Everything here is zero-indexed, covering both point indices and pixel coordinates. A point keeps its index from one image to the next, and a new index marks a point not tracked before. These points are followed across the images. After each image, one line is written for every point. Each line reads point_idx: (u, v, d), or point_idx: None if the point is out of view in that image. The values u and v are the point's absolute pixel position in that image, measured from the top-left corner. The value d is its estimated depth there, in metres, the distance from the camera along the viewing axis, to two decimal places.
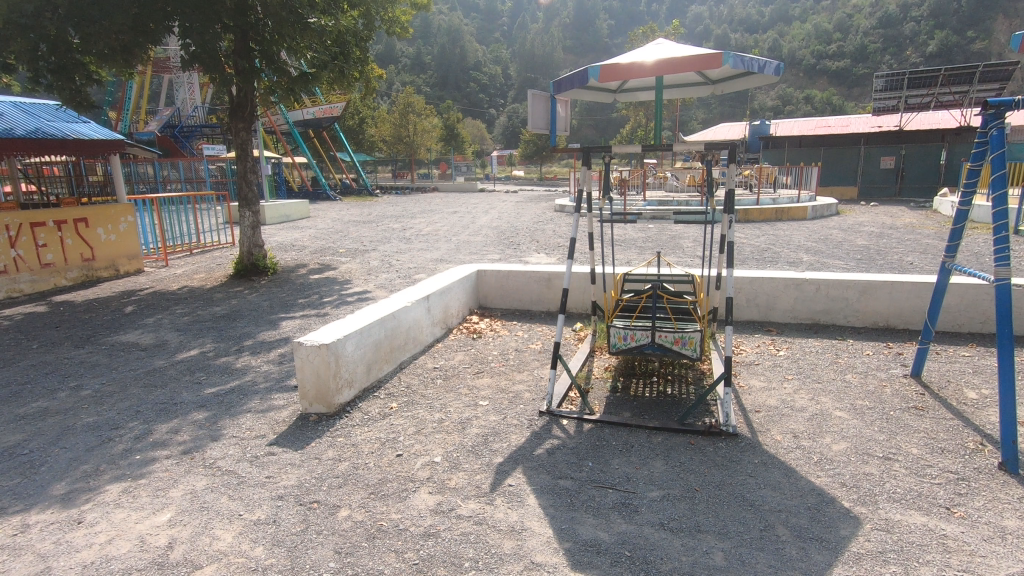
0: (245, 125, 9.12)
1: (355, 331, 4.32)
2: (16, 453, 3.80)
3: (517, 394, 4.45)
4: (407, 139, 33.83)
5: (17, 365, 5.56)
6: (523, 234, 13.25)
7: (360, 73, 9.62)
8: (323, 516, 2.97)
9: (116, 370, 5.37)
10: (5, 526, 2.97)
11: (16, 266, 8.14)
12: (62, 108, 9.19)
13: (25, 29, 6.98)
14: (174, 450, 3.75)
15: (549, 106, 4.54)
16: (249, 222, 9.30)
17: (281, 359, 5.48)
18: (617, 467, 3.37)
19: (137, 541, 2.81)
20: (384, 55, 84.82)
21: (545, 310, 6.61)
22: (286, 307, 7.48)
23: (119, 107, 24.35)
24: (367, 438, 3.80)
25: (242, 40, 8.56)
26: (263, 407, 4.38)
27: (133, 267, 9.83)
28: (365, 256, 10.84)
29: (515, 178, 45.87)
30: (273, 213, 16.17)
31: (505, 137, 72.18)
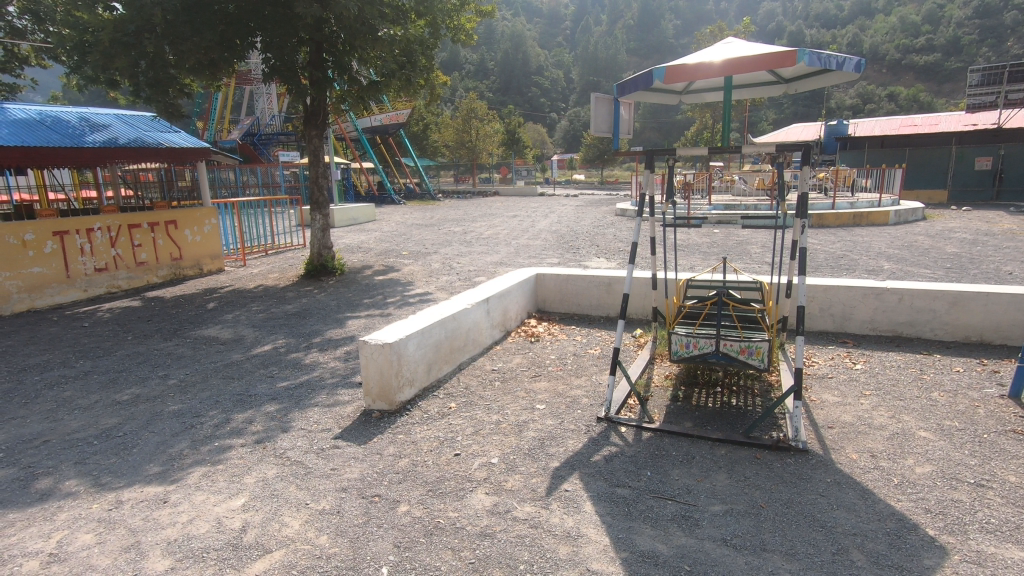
0: (318, 133, 9.52)
1: (417, 332, 4.44)
2: (113, 435, 4.15)
3: (575, 398, 4.43)
4: (470, 144, 34.44)
5: (115, 354, 6.09)
6: (584, 238, 13.18)
7: (425, 80, 9.91)
8: (383, 510, 3.06)
9: (199, 362, 5.77)
10: (102, 501, 3.26)
11: (115, 264, 8.93)
12: (157, 119, 9.96)
13: (127, 47, 7.64)
14: (249, 439, 3.99)
15: (613, 109, 4.49)
16: (320, 224, 9.76)
17: (347, 357, 5.72)
18: (677, 478, 3.28)
19: (215, 522, 3.00)
20: (449, 62, 86.82)
21: (605, 316, 6.53)
22: (352, 307, 7.78)
23: (207, 117, 26.18)
24: (427, 436, 3.89)
25: (317, 52, 8.97)
26: (330, 402, 4.58)
27: (215, 267, 10.52)
28: (428, 259, 11.11)
29: (575, 182, 45.64)
30: (342, 216, 16.89)
31: (567, 140, 71.96)
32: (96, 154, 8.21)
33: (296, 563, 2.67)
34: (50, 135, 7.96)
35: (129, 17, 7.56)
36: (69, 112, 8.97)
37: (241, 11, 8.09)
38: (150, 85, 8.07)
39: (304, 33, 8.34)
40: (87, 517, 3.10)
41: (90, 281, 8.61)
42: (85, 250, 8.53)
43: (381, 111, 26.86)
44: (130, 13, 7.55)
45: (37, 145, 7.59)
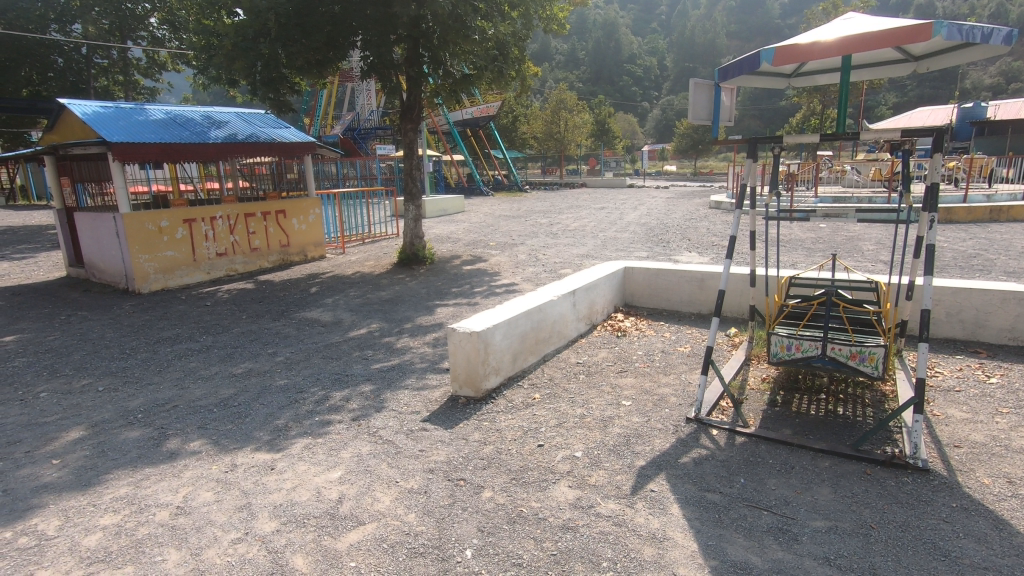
0: (413, 126, 9.86)
1: (504, 322, 4.48)
2: (229, 404, 4.58)
3: (663, 397, 4.28)
4: (558, 136, 34.19)
5: (231, 331, 6.70)
6: (674, 232, 12.70)
7: (517, 72, 9.93)
8: (468, 494, 3.14)
9: (302, 341, 6.21)
10: (220, 463, 3.60)
11: (233, 249, 9.81)
12: (270, 116, 10.79)
13: (245, 51, 8.29)
14: (345, 416, 4.24)
15: (713, 96, 4.25)
16: (412, 215, 10.15)
17: (436, 343, 5.91)
18: (774, 488, 3.08)
19: (315, 492, 3.21)
20: (539, 53, 86.72)
21: (696, 313, 6.26)
22: (441, 295, 8.02)
23: (313, 113, 27.98)
24: (511, 425, 3.93)
25: (414, 48, 9.25)
26: (419, 385, 4.76)
27: (318, 254, 11.26)
28: (514, 250, 11.22)
29: (666, 174, 44.04)
30: (433, 207, 17.46)
31: (658, 130, 69.66)
32: (221, 149, 9.05)
33: (387, 537, 2.80)
34: (182, 132, 8.87)
35: (248, 23, 8.17)
36: (197, 112, 9.91)
37: (346, 12, 8.43)
38: (264, 84, 8.69)
39: (401, 30, 8.62)
40: (208, 476, 3.44)
41: (212, 264, 9.51)
42: (209, 236, 9.44)
43: (471, 105, 27.39)
44: (250, 18, 8.15)
45: (173, 142, 8.49)
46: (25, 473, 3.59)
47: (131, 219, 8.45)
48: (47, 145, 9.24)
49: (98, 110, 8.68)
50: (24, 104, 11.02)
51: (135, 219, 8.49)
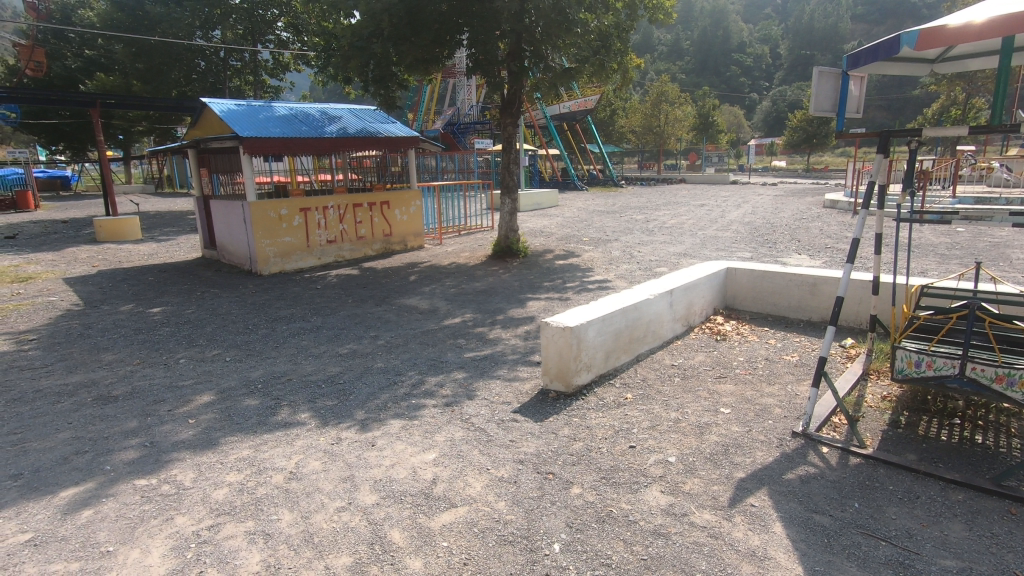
0: (512, 121, 9.98)
1: (598, 318, 4.43)
2: (336, 381, 4.92)
3: (766, 407, 4.03)
4: (658, 130, 33.06)
5: (338, 313, 7.19)
6: (782, 232, 11.88)
7: (619, 64, 9.75)
8: (557, 488, 3.15)
9: (401, 327, 6.53)
10: (327, 435, 3.88)
11: (342, 237, 10.48)
12: (380, 111, 11.38)
13: (360, 51, 8.83)
14: (439, 401, 4.40)
15: (839, 87, 3.89)
16: (508, 208, 10.30)
17: (527, 336, 5.97)
18: (893, 516, 2.80)
19: (411, 471, 3.37)
20: (641, 44, 84.29)
21: (805, 319, 5.82)
22: (533, 288, 8.08)
23: (417, 109, 29.21)
24: (601, 423, 3.89)
25: (517, 42, 9.26)
26: (511, 375, 4.85)
27: (418, 244, 11.75)
28: (608, 246, 11.04)
29: (774, 170, 41.22)
30: (528, 201, 17.60)
31: (767, 123, 65.23)
32: (334, 143, 9.69)
33: (476, 521, 2.88)
34: (302, 127, 9.60)
35: (364, 24, 8.60)
36: (315, 108, 10.68)
37: (452, 11, 8.65)
38: (375, 81, 9.24)
39: (505, 27, 8.57)
40: (317, 446, 3.72)
41: (323, 251, 10.24)
42: (321, 224, 10.16)
43: (569, 98, 27.16)
44: (364, 19, 8.56)
45: (293, 137, 9.22)
46: (167, 429, 4.08)
47: (256, 207, 9.30)
48: (191, 139, 10.38)
49: (232, 107, 9.60)
50: (172, 103, 12.39)
51: (259, 207, 9.33)
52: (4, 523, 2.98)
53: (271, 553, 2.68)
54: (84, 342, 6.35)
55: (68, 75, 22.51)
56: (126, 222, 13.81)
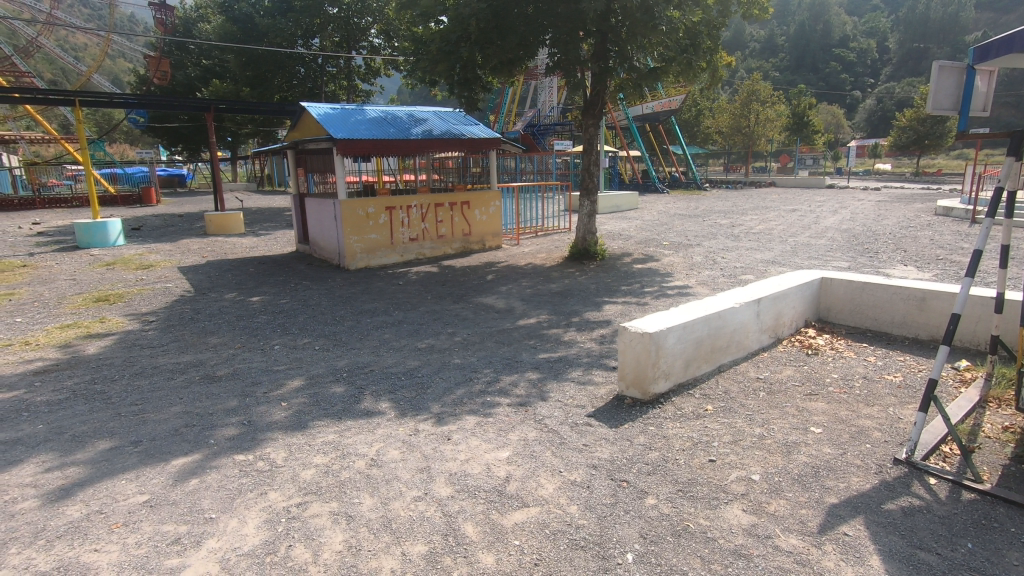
0: (594, 121, 9.86)
1: (678, 325, 4.28)
2: (415, 374, 5.10)
3: (863, 429, 3.73)
4: (747, 130, 31.48)
5: (418, 309, 7.44)
6: (885, 241, 10.95)
7: (708, 63, 9.45)
8: (631, 497, 3.08)
9: (478, 325, 6.65)
10: (405, 426, 4.02)
11: (423, 235, 10.84)
12: (464, 113, 11.64)
13: (448, 54, 9.10)
14: (513, 400, 4.44)
15: (965, 82, 3.52)
16: (587, 210, 10.23)
17: (602, 339, 5.89)
18: (1015, 562, 2.50)
19: (485, 467, 3.42)
20: (732, 41, 80.72)
21: (910, 337, 5.33)
22: (610, 292, 7.96)
23: (499, 111, 29.65)
24: (679, 434, 3.76)
25: (602, 42, 9.17)
26: (585, 379, 4.80)
27: (495, 244, 11.91)
28: (689, 251, 10.67)
29: (877, 174, 38.06)
30: (606, 203, 17.38)
31: (870, 123, 60.32)
32: (420, 145, 10.05)
33: (548, 523, 2.87)
34: (389, 129, 10.02)
35: (452, 28, 8.91)
36: (403, 111, 11.11)
37: (538, 12, 8.61)
38: (460, 83, 9.51)
39: (590, 27, 8.57)
40: (396, 436, 3.87)
41: (406, 248, 10.63)
42: (405, 222, 10.56)
43: (653, 99, 26.46)
44: (453, 23, 8.87)
45: (381, 138, 9.64)
46: (263, 410, 4.40)
47: (347, 205, 9.83)
48: (291, 141, 11.15)
49: (327, 111, 10.21)
50: (275, 107, 13.36)
51: (349, 205, 9.85)
52: (126, 484, 3.34)
53: (353, 534, 2.82)
54: (194, 325, 6.98)
55: (188, 82, 24.85)
56: (231, 217, 15.03)
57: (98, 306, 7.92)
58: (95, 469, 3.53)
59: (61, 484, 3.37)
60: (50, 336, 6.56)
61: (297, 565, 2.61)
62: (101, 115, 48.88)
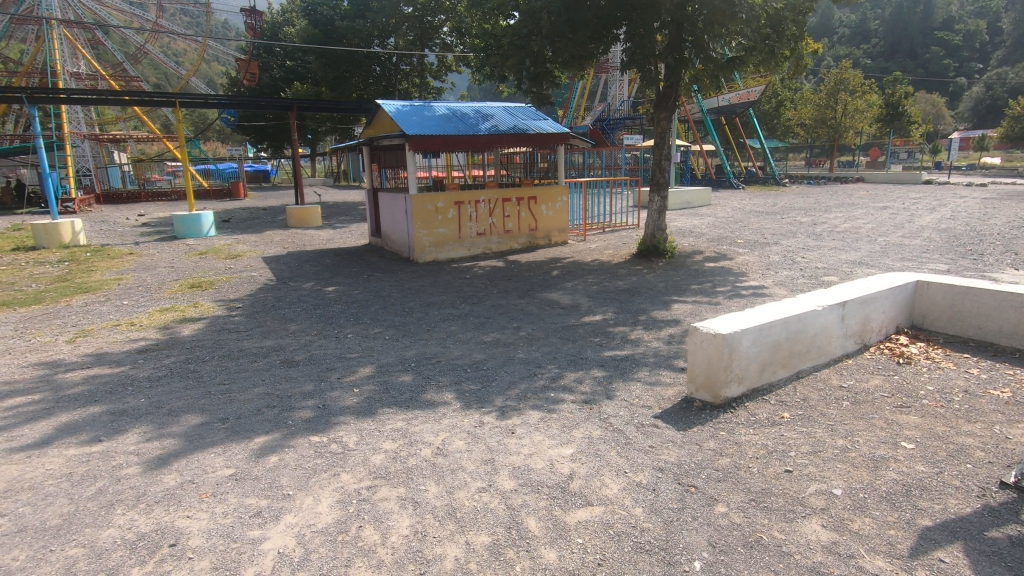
0: (667, 115, 9.66)
1: (754, 327, 4.08)
2: (480, 367, 5.16)
3: (962, 448, 3.41)
4: (833, 122, 29.50)
5: (484, 303, 7.54)
6: (993, 242, 9.93)
7: (791, 51, 9.02)
8: (699, 504, 2.97)
9: (543, 320, 6.63)
10: (470, 418, 4.08)
11: (490, 230, 10.94)
12: (533, 108, 11.65)
13: (519, 49, 9.01)
14: (578, 397, 4.40)
15: None
16: (657, 206, 9.96)
17: (670, 339, 5.73)
18: None
19: (548, 463, 3.41)
20: (818, 27, 75.88)
21: (1021, 349, 4.81)
22: (679, 291, 7.71)
23: (567, 106, 29.45)
24: (752, 441, 3.59)
25: (677, 33, 8.86)
26: (652, 379, 4.68)
27: (561, 239, 11.84)
28: (766, 250, 10.14)
29: (983, 168, 34.61)
30: (677, 199, 16.86)
31: (976, 112, 54.90)
32: (489, 140, 10.14)
33: (612, 524, 2.82)
34: (459, 125, 10.19)
35: (523, 23, 8.79)
36: (472, 107, 11.26)
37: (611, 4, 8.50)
38: (530, 79, 9.46)
39: (665, 17, 8.36)
40: (461, 427, 3.93)
41: (473, 242, 10.78)
42: (473, 217, 10.71)
43: (729, 90, 25.29)
44: (524, 18, 8.76)
45: (451, 134, 9.81)
46: (336, 394, 4.61)
47: (417, 200, 10.08)
48: (366, 137, 11.57)
49: (401, 108, 10.50)
50: (352, 106, 13.91)
51: (419, 199, 10.10)
52: (215, 457, 3.59)
53: (418, 520, 2.90)
54: (275, 312, 7.41)
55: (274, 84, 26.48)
56: (310, 210, 15.83)
57: (192, 292, 8.56)
58: (188, 442, 3.83)
59: (159, 453, 3.68)
60: (151, 319, 7.17)
61: (367, 546, 2.71)
62: (198, 115, 52.88)
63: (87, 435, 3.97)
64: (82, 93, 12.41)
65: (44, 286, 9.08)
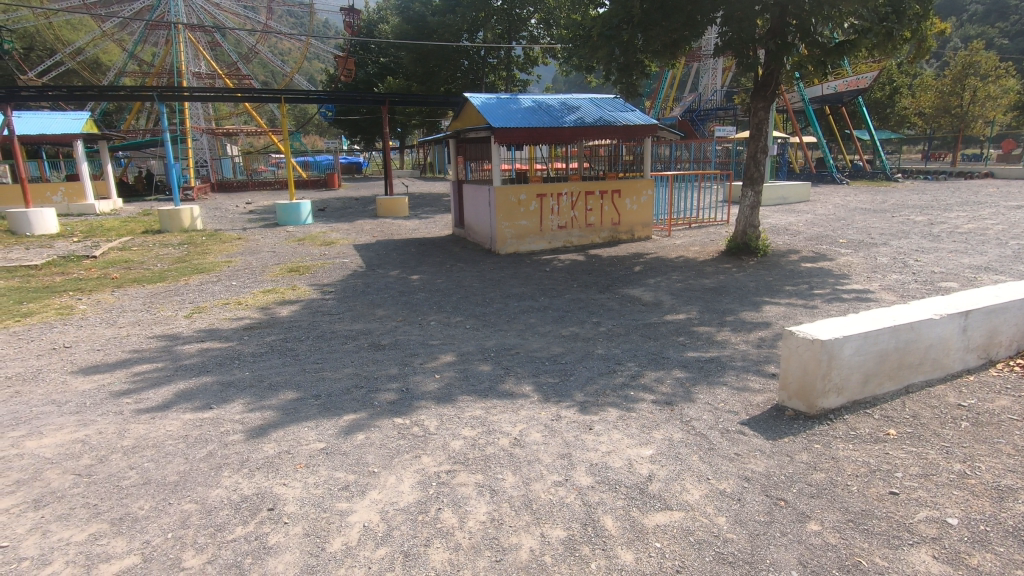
0: (766, 105, 9.07)
1: (858, 334, 3.75)
2: (558, 361, 5.15)
3: None
4: (958, 111, 26.54)
5: (564, 296, 7.50)
6: None
7: (914, 32, 8.09)
8: (789, 519, 2.80)
9: (624, 317, 6.50)
10: (547, 411, 4.09)
11: (572, 223, 10.85)
12: (620, 100, 11.37)
13: (608, 38, 8.88)
14: (659, 398, 4.27)
15: None
16: (750, 202, 9.42)
17: (761, 343, 5.42)
18: None
19: (627, 462, 3.35)
20: (945, 5, 68.40)
21: None
22: (772, 292, 7.27)
23: (656, 96, 28.56)
24: (852, 457, 3.32)
25: (781, 17, 8.28)
26: (739, 385, 4.44)
27: (645, 234, 11.52)
28: (873, 250, 9.33)
29: None
30: (771, 194, 15.91)
31: None
32: (574, 133, 10.02)
33: (692, 532, 2.72)
34: (545, 118, 10.16)
35: (614, 12, 8.66)
36: (558, 99, 11.17)
37: None
38: (620, 69, 9.22)
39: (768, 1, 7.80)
40: (538, 419, 3.95)
41: (554, 235, 10.75)
42: (555, 210, 10.68)
43: (836, 77, 23.41)
44: (615, 7, 8.62)
45: (536, 126, 9.80)
46: (419, 379, 4.78)
47: (501, 192, 10.19)
48: (453, 130, 11.83)
49: (487, 101, 10.63)
50: (440, 99, 14.24)
51: (503, 192, 10.20)
52: (308, 431, 3.84)
53: (495, 508, 2.94)
54: (364, 297, 7.80)
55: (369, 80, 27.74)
56: (398, 201, 16.46)
57: (291, 275, 9.19)
58: (285, 415, 4.12)
59: (260, 423, 3.99)
60: (255, 299, 7.78)
61: (445, 528, 2.80)
62: (300, 109, 56.56)
63: (200, 402, 4.39)
64: (203, 91, 13.57)
65: (167, 266, 10.10)
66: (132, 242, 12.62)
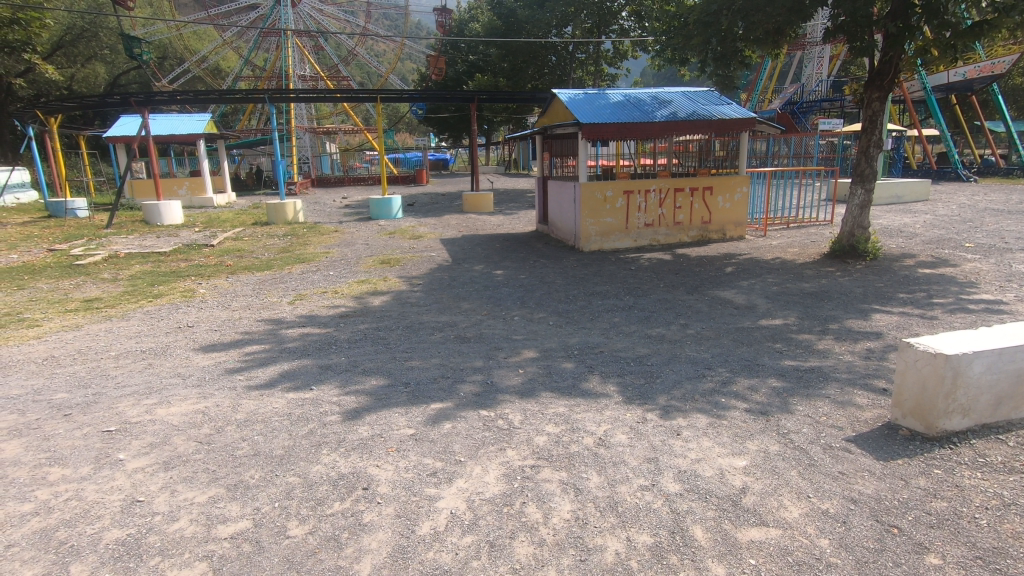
0: (881, 95, 8.32)
1: (992, 350, 3.35)
2: (644, 362, 5.02)
3: None
4: None
5: (650, 296, 7.31)
6: None
7: None
8: (903, 549, 2.56)
9: (714, 319, 6.23)
10: (632, 413, 4.00)
11: (659, 220, 10.54)
12: (715, 94, 10.89)
13: (706, 26, 8.48)
14: (752, 406, 4.05)
15: None
16: (859, 200, 8.70)
17: (869, 354, 4.99)
18: None
19: (719, 472, 3.21)
20: None
21: None
22: (882, 299, 6.68)
23: (754, 89, 27.08)
24: (981, 487, 2.98)
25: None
26: (843, 398, 4.11)
27: (738, 234, 10.97)
28: (1007, 256, 8.29)
29: None
30: (885, 192, 14.60)
31: None
32: (664, 127, 9.71)
33: (790, 552, 2.55)
34: (634, 112, 9.92)
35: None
36: (648, 94, 10.88)
37: None
38: (716, 58, 8.88)
39: None
40: (623, 421, 3.88)
41: (640, 233, 10.49)
42: (642, 207, 10.42)
43: (966, 62, 20.86)
44: None
45: (624, 121, 9.59)
46: (503, 373, 4.86)
47: (587, 188, 10.08)
48: (540, 126, 11.85)
49: (575, 96, 10.55)
50: (527, 95, 14.26)
51: (589, 188, 10.09)
52: (399, 416, 4.02)
53: (580, 507, 2.93)
54: (451, 290, 8.02)
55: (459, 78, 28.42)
56: (483, 197, 16.77)
57: (382, 267, 9.63)
58: (377, 400, 4.33)
59: (353, 407, 4.21)
60: (351, 289, 8.23)
61: (529, 522, 2.82)
62: (393, 109, 59.27)
63: (302, 383, 4.71)
64: (307, 93, 14.51)
65: (273, 256, 10.92)
66: (244, 232, 13.80)
